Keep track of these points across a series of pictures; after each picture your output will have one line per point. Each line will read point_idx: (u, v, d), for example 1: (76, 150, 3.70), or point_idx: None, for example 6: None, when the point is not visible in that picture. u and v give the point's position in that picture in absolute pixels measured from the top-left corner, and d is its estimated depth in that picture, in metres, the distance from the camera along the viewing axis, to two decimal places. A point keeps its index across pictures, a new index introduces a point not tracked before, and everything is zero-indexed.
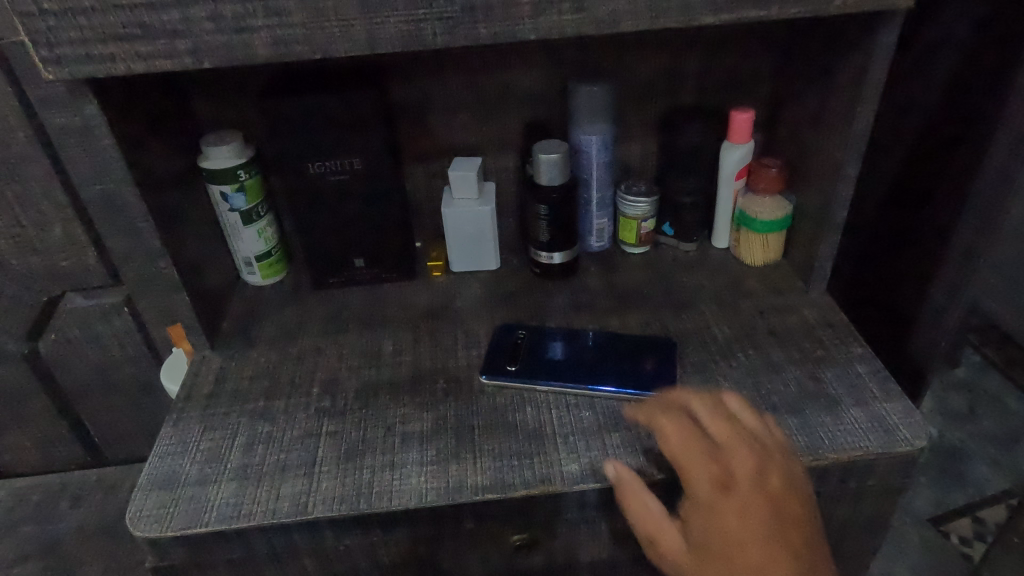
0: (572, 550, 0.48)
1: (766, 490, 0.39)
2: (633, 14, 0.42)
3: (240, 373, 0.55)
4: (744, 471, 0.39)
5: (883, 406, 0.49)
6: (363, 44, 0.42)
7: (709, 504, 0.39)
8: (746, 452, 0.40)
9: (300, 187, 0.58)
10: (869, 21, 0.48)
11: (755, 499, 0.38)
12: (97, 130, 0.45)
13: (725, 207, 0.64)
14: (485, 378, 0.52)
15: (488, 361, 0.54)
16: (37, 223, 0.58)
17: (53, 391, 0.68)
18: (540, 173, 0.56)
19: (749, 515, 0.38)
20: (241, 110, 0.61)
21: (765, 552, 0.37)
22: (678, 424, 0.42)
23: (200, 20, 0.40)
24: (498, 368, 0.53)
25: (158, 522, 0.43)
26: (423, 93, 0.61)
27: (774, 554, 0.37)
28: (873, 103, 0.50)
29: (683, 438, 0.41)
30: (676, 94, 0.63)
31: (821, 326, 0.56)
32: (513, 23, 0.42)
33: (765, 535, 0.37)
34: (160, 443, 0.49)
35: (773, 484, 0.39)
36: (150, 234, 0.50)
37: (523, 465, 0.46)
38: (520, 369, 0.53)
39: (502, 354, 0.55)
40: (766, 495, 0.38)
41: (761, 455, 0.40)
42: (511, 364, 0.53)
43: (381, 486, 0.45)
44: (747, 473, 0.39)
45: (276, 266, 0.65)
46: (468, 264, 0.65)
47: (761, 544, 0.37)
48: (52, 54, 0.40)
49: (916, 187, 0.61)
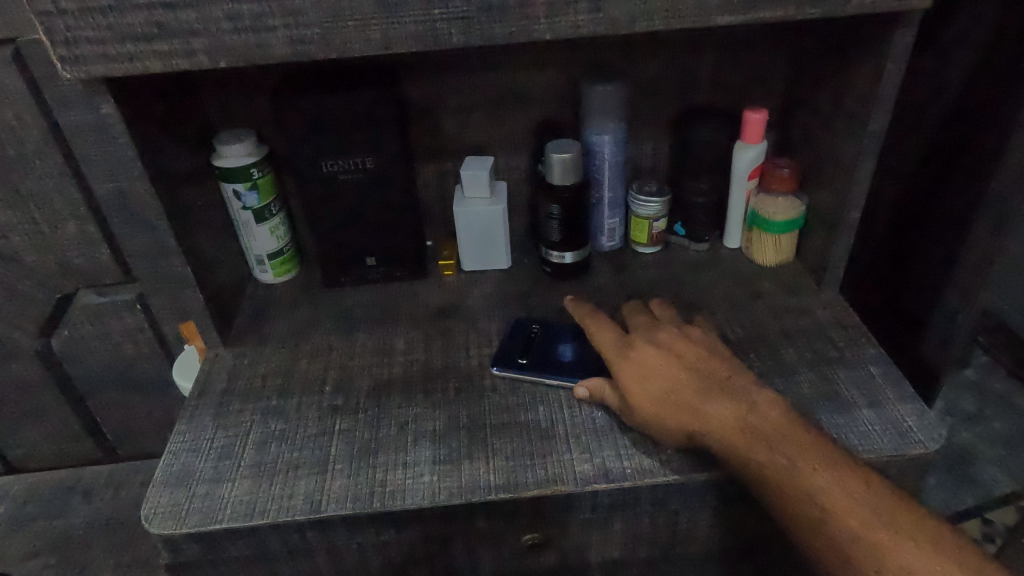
0: (583, 551, 0.48)
1: (654, 341, 0.50)
2: (649, 15, 0.42)
3: (253, 371, 0.55)
4: (638, 336, 0.51)
5: (897, 408, 0.48)
6: (379, 44, 0.42)
7: (615, 363, 0.50)
8: (643, 327, 0.52)
9: (312, 185, 0.58)
10: (886, 21, 0.47)
11: (651, 348, 0.49)
12: (113, 128, 0.45)
13: (737, 208, 0.64)
14: (498, 371, 0.53)
15: (502, 354, 0.54)
16: (51, 221, 0.58)
17: (66, 387, 0.68)
18: (552, 174, 0.56)
19: (644, 355, 0.49)
20: (255, 107, 0.61)
21: (663, 373, 0.47)
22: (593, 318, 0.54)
23: (217, 21, 0.40)
24: (510, 361, 0.54)
25: (172, 518, 0.44)
26: (435, 92, 0.61)
27: (670, 374, 0.47)
28: (888, 104, 0.50)
29: (600, 328, 0.53)
30: (689, 93, 0.63)
31: (835, 327, 0.56)
32: (529, 23, 0.42)
33: (663, 365, 0.48)
34: (175, 440, 0.49)
35: (659, 334, 0.50)
36: (164, 233, 0.50)
37: (535, 464, 0.46)
38: (530, 362, 0.53)
39: (515, 348, 0.55)
40: (659, 342, 0.50)
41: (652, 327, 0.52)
42: (522, 358, 0.54)
43: (393, 485, 0.45)
44: (640, 336, 0.51)
45: (288, 264, 0.65)
46: (479, 263, 0.65)
47: (659, 369, 0.47)
48: (69, 53, 0.40)
49: (929, 188, 0.60)
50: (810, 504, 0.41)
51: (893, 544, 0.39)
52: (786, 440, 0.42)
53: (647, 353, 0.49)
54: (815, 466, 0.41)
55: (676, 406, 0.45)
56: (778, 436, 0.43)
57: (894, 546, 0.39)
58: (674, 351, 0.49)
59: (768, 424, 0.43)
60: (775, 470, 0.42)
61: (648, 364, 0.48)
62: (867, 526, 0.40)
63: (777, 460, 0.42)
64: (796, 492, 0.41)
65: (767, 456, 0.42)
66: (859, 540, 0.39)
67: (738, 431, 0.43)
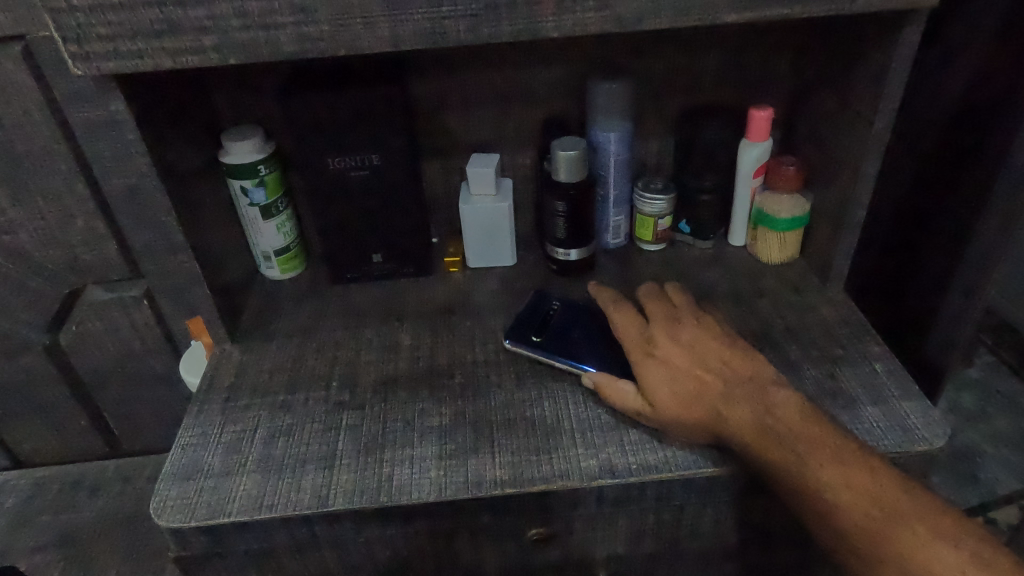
0: (589, 545, 0.48)
1: (676, 337, 0.50)
2: (655, 12, 0.42)
3: (260, 366, 0.56)
4: (659, 330, 0.51)
5: (902, 406, 0.49)
6: (388, 42, 0.42)
7: (638, 360, 0.49)
8: (663, 318, 0.52)
9: (319, 180, 0.58)
10: (892, 20, 0.47)
11: (673, 346, 0.49)
12: (122, 124, 0.45)
13: (743, 206, 0.64)
14: (508, 344, 0.55)
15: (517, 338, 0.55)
16: (59, 216, 0.58)
17: (73, 382, 0.68)
18: (557, 171, 0.57)
19: (668, 354, 0.49)
20: (262, 104, 0.61)
21: (686, 373, 0.47)
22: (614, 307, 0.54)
23: (227, 18, 0.40)
24: (523, 337, 0.55)
25: (181, 512, 0.44)
26: (441, 89, 0.62)
27: (692, 375, 0.47)
28: (894, 102, 0.50)
29: (621, 320, 0.53)
30: (694, 91, 0.63)
31: (839, 325, 0.57)
32: (537, 20, 0.42)
33: (686, 364, 0.48)
34: (183, 435, 0.50)
35: (682, 330, 0.50)
36: (172, 229, 0.50)
37: (541, 460, 0.46)
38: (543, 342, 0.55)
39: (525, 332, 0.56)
40: (681, 339, 0.49)
41: (672, 320, 0.51)
42: (536, 336, 0.55)
43: (400, 479, 0.45)
44: (662, 331, 0.50)
45: (294, 260, 0.65)
46: (486, 260, 0.65)
47: (683, 369, 0.47)
48: (80, 50, 0.40)
49: (937, 185, 0.60)
50: (818, 495, 0.41)
51: (894, 535, 0.39)
52: (798, 440, 0.43)
53: (671, 351, 0.49)
54: (825, 463, 0.41)
55: (699, 410, 0.45)
56: (791, 433, 0.43)
57: (906, 533, 0.39)
58: (695, 348, 0.49)
59: (782, 423, 0.44)
60: (789, 465, 0.42)
61: (673, 365, 0.48)
62: (871, 516, 0.40)
63: (791, 457, 0.42)
64: (806, 484, 0.41)
65: (778, 453, 0.43)
66: (864, 531, 0.40)
67: (755, 431, 0.44)
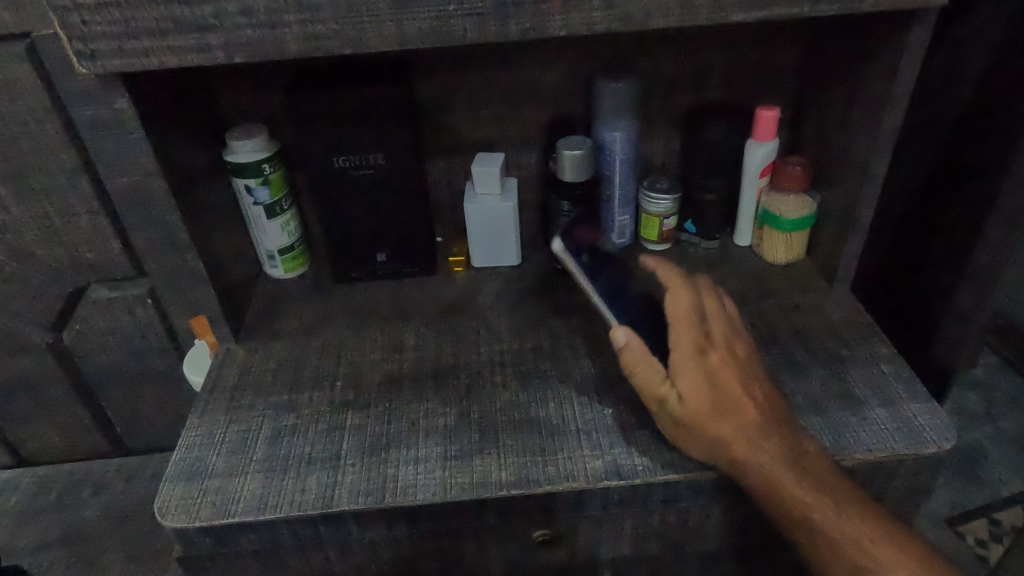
0: (594, 546, 0.48)
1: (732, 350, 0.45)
2: (663, 11, 0.42)
3: (264, 366, 0.55)
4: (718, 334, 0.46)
5: (909, 407, 0.48)
6: (394, 40, 0.42)
7: (686, 355, 0.44)
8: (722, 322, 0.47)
9: (324, 179, 0.58)
10: (901, 19, 0.47)
11: (727, 358, 0.45)
12: (127, 122, 0.45)
13: (749, 206, 0.64)
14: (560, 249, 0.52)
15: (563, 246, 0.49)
16: (63, 215, 0.58)
17: (77, 380, 0.68)
18: (563, 170, 0.57)
19: (721, 365, 0.44)
20: (266, 102, 0.61)
21: (733, 393, 0.43)
22: (672, 275, 0.48)
23: (233, 16, 0.40)
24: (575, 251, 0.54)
25: (185, 512, 0.44)
26: (446, 88, 0.61)
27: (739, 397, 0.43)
28: (903, 102, 0.50)
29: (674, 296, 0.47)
30: (700, 90, 0.63)
31: (846, 326, 0.56)
32: (544, 19, 0.42)
33: (734, 382, 0.44)
34: (187, 434, 0.50)
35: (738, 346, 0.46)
36: (177, 227, 0.50)
37: (547, 461, 0.46)
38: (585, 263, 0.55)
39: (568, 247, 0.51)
40: (737, 356, 0.45)
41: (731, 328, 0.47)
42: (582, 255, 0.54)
43: (405, 480, 0.45)
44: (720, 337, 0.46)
45: (299, 259, 0.65)
46: (490, 259, 0.65)
47: (730, 386, 0.43)
48: (85, 48, 0.40)
49: (944, 186, 0.60)
50: (857, 555, 0.40)
51: None
52: (839, 490, 0.41)
53: (724, 364, 0.44)
54: (864, 519, 0.40)
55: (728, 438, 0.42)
56: (826, 490, 0.41)
57: None
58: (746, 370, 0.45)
59: (817, 475, 0.41)
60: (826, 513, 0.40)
61: (721, 379, 0.44)
62: None
63: (829, 506, 0.40)
64: (844, 542, 0.40)
65: (816, 498, 0.41)
66: None
67: (793, 473, 0.41)
